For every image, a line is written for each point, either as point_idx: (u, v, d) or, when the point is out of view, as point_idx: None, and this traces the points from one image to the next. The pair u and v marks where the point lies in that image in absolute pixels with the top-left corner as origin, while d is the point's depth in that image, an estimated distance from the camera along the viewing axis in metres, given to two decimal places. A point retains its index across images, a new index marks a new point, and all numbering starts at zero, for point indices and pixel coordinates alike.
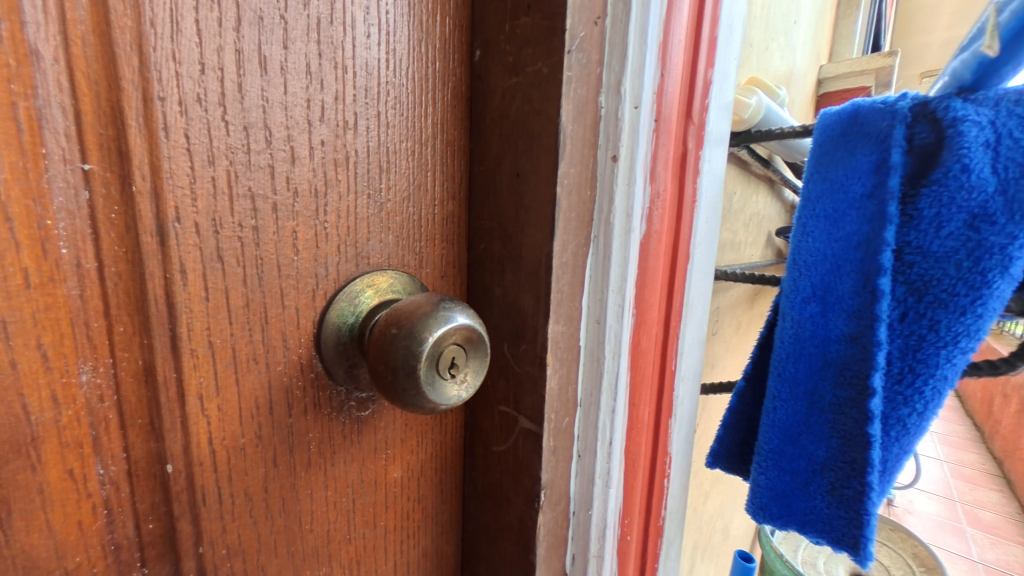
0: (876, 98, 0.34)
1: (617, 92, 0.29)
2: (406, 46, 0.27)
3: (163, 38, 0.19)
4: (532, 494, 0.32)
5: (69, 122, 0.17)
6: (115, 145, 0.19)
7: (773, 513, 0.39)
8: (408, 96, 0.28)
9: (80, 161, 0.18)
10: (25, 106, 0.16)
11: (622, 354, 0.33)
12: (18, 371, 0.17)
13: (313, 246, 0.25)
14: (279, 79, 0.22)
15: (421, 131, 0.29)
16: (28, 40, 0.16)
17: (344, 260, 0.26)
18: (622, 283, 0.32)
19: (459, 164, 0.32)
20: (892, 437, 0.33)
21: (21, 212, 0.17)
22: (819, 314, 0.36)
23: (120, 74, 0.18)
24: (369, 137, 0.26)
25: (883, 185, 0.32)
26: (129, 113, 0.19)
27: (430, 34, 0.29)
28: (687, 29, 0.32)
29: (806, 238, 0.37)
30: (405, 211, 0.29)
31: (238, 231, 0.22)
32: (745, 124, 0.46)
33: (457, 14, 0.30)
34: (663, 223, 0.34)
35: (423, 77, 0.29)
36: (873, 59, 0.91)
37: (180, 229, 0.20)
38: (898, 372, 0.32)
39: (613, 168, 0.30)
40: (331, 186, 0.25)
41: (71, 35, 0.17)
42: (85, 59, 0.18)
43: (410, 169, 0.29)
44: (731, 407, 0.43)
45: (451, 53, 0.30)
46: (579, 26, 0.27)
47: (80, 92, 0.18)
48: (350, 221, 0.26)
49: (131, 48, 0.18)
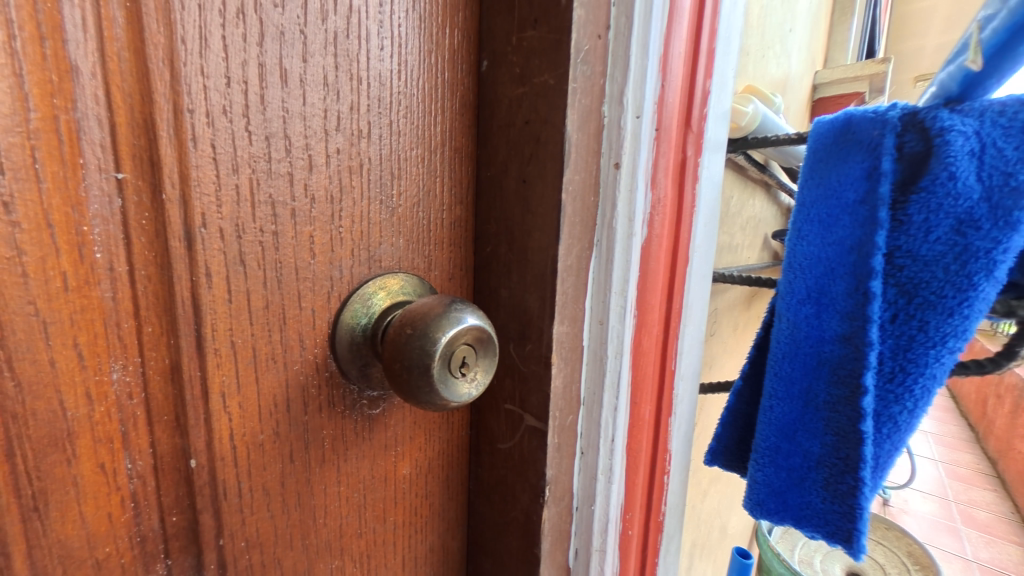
0: (868, 107, 0.35)
1: (620, 102, 0.31)
2: (417, 57, 0.28)
3: (193, 53, 0.20)
4: (537, 489, 0.33)
5: (105, 134, 0.18)
6: (147, 155, 0.20)
7: (770, 508, 0.40)
8: (419, 105, 0.29)
9: (114, 170, 0.19)
10: (66, 119, 0.17)
11: (624, 354, 0.34)
12: (57, 369, 0.18)
13: (328, 249, 0.26)
14: (298, 91, 0.23)
15: (431, 139, 0.30)
16: (70, 56, 0.17)
17: (356, 264, 0.27)
18: (624, 284, 0.33)
19: (467, 170, 0.33)
20: (883, 433, 0.34)
21: (60, 219, 0.18)
22: (813, 315, 0.37)
23: (152, 89, 0.19)
24: (383, 145, 0.28)
25: (875, 191, 0.33)
26: (161, 124, 0.20)
27: (440, 45, 0.30)
28: (687, 39, 0.34)
29: (801, 242, 0.39)
30: (415, 216, 0.30)
31: (260, 236, 0.23)
32: (742, 131, 0.48)
33: (466, 26, 0.31)
34: (664, 228, 0.35)
35: (433, 86, 0.30)
36: (867, 66, 0.94)
37: (206, 234, 0.21)
38: (890, 371, 0.34)
39: (615, 174, 0.31)
40: (346, 192, 0.26)
41: (108, 51, 0.18)
42: (120, 74, 0.19)
43: (420, 174, 0.30)
44: (729, 406, 0.44)
45: (459, 63, 0.31)
46: (584, 39, 0.29)
47: (115, 105, 0.19)
48: (363, 225, 0.27)
49: (163, 64, 0.19)
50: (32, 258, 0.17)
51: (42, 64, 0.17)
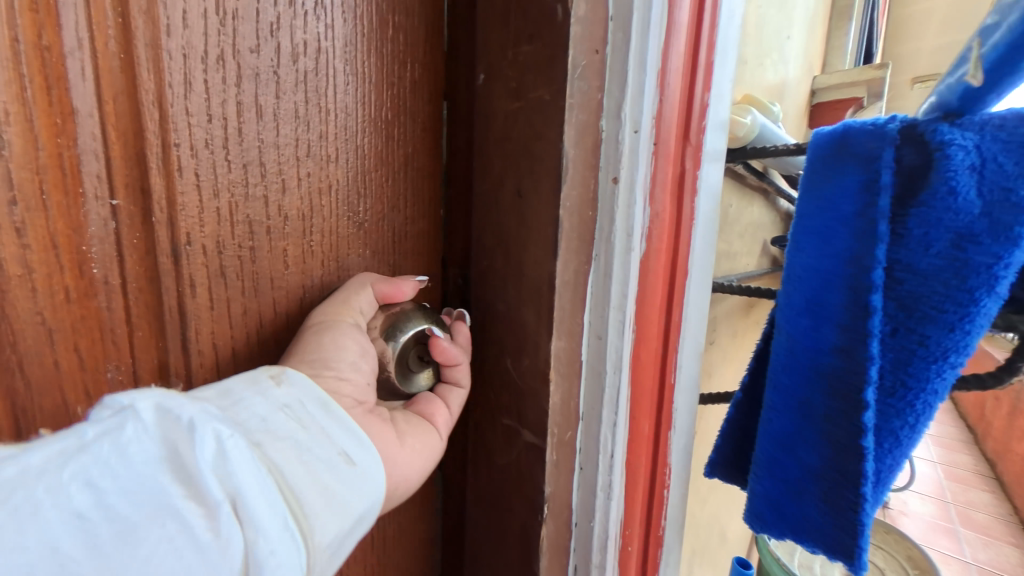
0: (866, 119, 0.35)
1: (617, 117, 0.30)
2: (383, 88, 0.30)
3: (178, 95, 0.21)
4: (536, 504, 0.33)
5: (101, 165, 0.19)
6: (139, 184, 0.20)
7: (770, 522, 0.39)
8: (386, 130, 0.31)
9: (109, 197, 0.20)
10: (69, 153, 0.18)
11: (623, 369, 0.33)
12: (60, 371, 0.19)
13: (300, 261, 0.27)
14: (272, 123, 0.24)
15: (397, 154, 0.32)
16: (70, 98, 0.18)
17: (328, 273, 0.29)
18: (622, 299, 0.32)
19: (429, 186, 0.35)
20: (884, 448, 0.34)
21: (64, 240, 0.19)
22: (812, 327, 0.37)
23: (144, 126, 0.20)
24: (355, 165, 0.29)
25: (873, 204, 0.33)
26: (150, 157, 0.20)
27: (403, 74, 0.32)
28: (684, 53, 0.33)
29: (799, 254, 0.38)
30: (383, 229, 0.32)
31: (238, 252, 0.24)
32: (740, 142, 0.47)
33: (426, 55, 0.33)
34: (662, 242, 0.34)
35: (398, 112, 0.31)
36: (864, 71, 0.91)
37: (191, 251, 0.22)
38: (890, 386, 0.34)
39: (613, 189, 0.31)
40: (318, 212, 0.28)
41: (105, 95, 0.19)
42: (117, 113, 0.19)
43: (387, 192, 0.32)
44: (729, 417, 0.44)
45: (421, 90, 0.33)
46: (580, 55, 0.29)
47: (111, 140, 0.19)
48: (333, 240, 0.29)
49: (154, 106, 0.20)
50: (40, 274, 0.18)
51: (49, 109, 0.17)
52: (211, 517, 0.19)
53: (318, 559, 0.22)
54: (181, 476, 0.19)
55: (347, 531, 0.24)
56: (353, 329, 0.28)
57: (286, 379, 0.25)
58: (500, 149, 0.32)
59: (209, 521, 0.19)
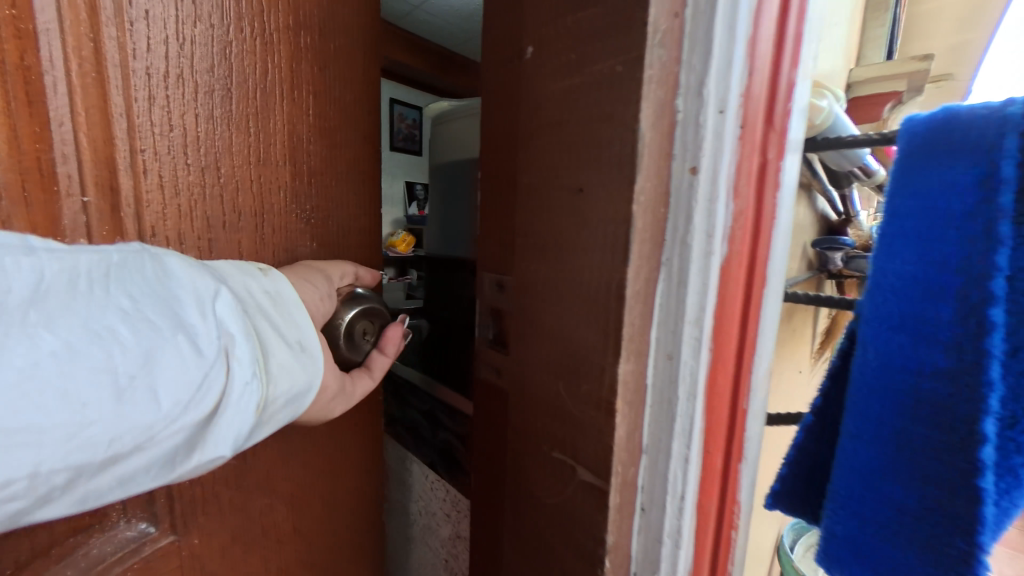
0: (977, 104, 0.30)
1: (698, 95, 0.25)
2: (317, 106, 0.38)
3: (143, 113, 0.29)
4: (594, 559, 0.28)
5: (78, 170, 0.26)
6: (107, 182, 0.28)
7: (852, 567, 0.34)
8: (319, 139, 0.39)
9: (81, 195, 0.27)
10: (44, 156, 0.25)
11: (698, 395, 0.28)
12: None
13: (252, 248, 0.35)
14: (221, 134, 0.32)
15: (333, 133, 0.40)
16: (50, 116, 0.25)
17: (277, 258, 0.37)
18: (700, 311, 0.27)
19: (358, 187, 0.43)
20: (1005, 489, 0.29)
21: (44, 226, 0.25)
22: (908, 344, 0.32)
23: (113, 136, 0.28)
24: (297, 138, 0.37)
25: (993, 203, 0.28)
26: (119, 158, 0.28)
27: (335, 95, 0.40)
28: (776, 20, 0.28)
29: (888, 259, 0.33)
30: (320, 224, 0.40)
31: (197, 241, 0.32)
32: (815, 131, 0.42)
33: (351, 77, 0.41)
34: (744, 245, 0.29)
35: (331, 126, 0.40)
36: (906, 63, 0.87)
37: (155, 237, 0.30)
38: (1013, 416, 0.28)
39: (691, 181, 0.26)
40: (262, 207, 0.35)
41: (78, 111, 0.26)
42: (87, 125, 0.27)
43: (322, 191, 0.40)
44: (797, 443, 0.39)
45: (349, 108, 0.41)
46: (661, 16, 0.23)
47: (83, 148, 0.26)
48: (278, 231, 0.37)
49: (123, 120, 0.28)
50: None
51: (30, 119, 0.24)
52: (203, 354, 0.25)
53: (276, 398, 0.29)
54: (200, 310, 0.25)
55: (303, 392, 0.31)
56: (323, 286, 0.36)
57: (272, 274, 0.32)
58: (559, 126, 0.28)
59: (200, 358, 0.24)
